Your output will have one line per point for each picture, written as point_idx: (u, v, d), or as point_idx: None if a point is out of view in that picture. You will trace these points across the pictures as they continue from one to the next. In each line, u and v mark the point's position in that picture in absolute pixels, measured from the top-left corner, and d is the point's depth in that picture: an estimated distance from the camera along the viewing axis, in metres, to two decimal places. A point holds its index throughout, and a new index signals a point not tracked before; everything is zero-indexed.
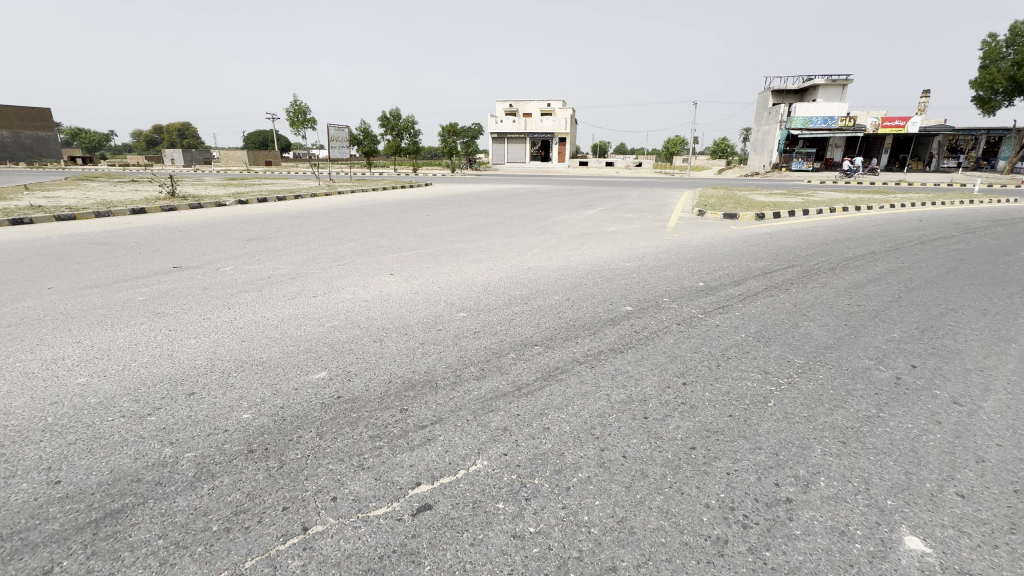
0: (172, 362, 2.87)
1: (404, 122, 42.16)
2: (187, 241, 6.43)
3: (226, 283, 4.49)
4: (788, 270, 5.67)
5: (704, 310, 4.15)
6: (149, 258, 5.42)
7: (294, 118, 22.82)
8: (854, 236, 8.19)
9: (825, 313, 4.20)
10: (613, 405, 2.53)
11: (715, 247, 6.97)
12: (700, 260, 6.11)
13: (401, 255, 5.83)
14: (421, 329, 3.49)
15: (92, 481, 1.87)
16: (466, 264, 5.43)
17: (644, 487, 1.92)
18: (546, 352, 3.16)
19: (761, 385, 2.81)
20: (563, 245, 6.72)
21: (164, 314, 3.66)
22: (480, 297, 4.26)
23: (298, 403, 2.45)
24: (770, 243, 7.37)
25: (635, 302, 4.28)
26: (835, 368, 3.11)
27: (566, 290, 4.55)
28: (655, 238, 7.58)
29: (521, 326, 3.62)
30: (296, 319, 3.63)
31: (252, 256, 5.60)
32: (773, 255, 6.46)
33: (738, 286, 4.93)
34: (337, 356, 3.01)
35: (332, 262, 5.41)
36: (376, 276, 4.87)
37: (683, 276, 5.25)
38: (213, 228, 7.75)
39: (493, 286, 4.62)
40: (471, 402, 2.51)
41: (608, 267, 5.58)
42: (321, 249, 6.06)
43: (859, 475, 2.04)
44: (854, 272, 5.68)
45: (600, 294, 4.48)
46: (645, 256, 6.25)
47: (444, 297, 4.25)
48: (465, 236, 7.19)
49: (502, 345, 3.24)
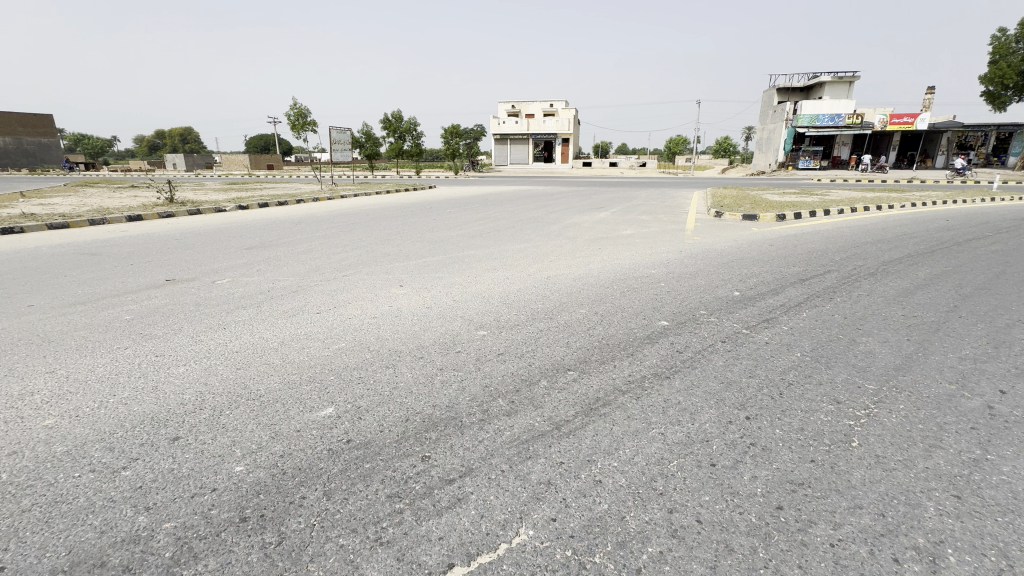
0: (155, 398, 2.49)
1: (405, 124, 41.86)
2: (182, 251, 6.08)
3: (222, 298, 4.14)
4: (825, 276, 5.27)
5: (747, 325, 3.75)
6: (140, 270, 5.07)
7: (296, 121, 22.52)
8: (884, 238, 7.76)
9: (881, 326, 3.81)
10: (671, 448, 2.15)
11: (742, 251, 6.57)
12: (729, 265, 5.71)
13: (410, 264, 5.45)
14: (438, 351, 3.12)
15: (44, 567, 1.50)
16: (480, 273, 5.06)
17: (733, 569, 1.53)
18: (582, 380, 2.78)
19: (837, 420, 2.42)
20: (580, 251, 6.32)
21: (151, 336, 3.29)
22: (499, 312, 3.89)
23: (300, 451, 2.07)
24: (798, 246, 6.97)
25: (670, 316, 3.90)
26: (914, 395, 2.71)
27: (592, 303, 4.16)
28: (675, 241, 7.21)
29: (550, 346, 3.24)
30: (298, 341, 3.25)
31: (251, 266, 5.24)
32: (806, 260, 6.05)
33: (777, 296, 4.53)
34: (346, 386, 2.64)
35: (336, 271, 5.06)
36: (383, 288, 4.49)
37: (715, 284, 4.86)
38: (212, 235, 7.40)
39: (513, 298, 4.25)
40: (505, 447, 2.13)
41: (633, 274, 5.20)
42: (324, 257, 5.70)
43: (994, 545, 1.65)
44: (897, 278, 5.27)
45: (631, 307, 4.10)
46: (670, 261, 5.88)
47: (460, 312, 3.87)
48: (476, 242, 6.81)
49: (531, 371, 2.86)
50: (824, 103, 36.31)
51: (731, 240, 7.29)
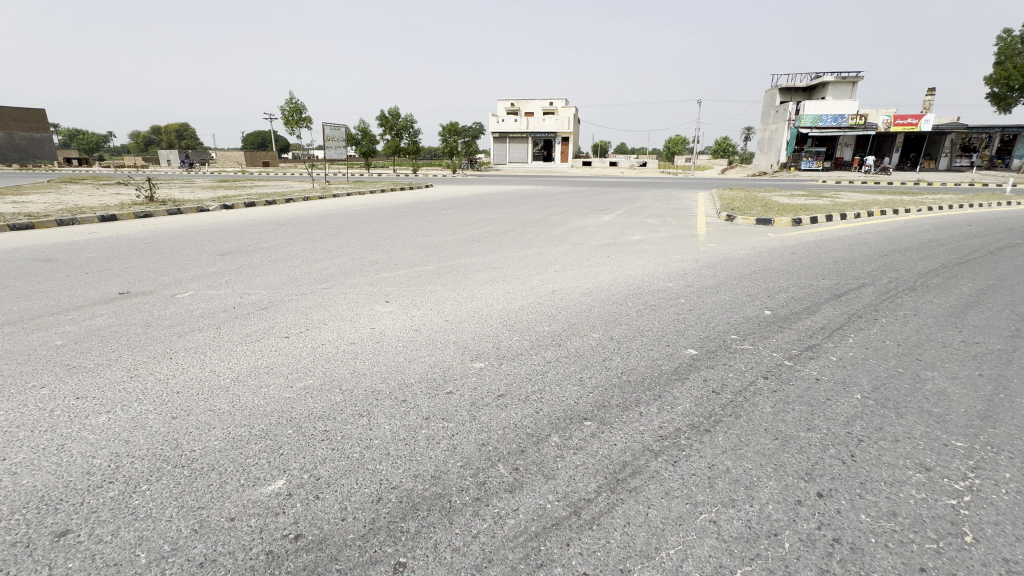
0: (55, 464, 1.93)
1: (401, 122, 41.22)
2: (148, 257, 5.50)
3: (178, 317, 3.58)
4: (861, 292, 4.74)
5: (788, 356, 3.20)
6: (94, 281, 4.49)
7: (289, 117, 21.88)
8: (911, 246, 7.23)
9: (944, 356, 3.27)
10: (731, 549, 1.61)
11: (762, 260, 6.05)
12: (752, 277, 5.17)
13: (398, 274, 4.90)
14: (425, 391, 2.57)
15: None
16: (477, 286, 4.52)
17: None
18: (602, 436, 2.23)
19: (936, 498, 1.88)
20: (587, 260, 5.77)
21: (79, 369, 2.72)
22: (498, 337, 3.34)
23: (228, 557, 1.52)
24: (821, 254, 6.45)
25: (698, 343, 3.36)
26: (1019, 456, 2.17)
27: (605, 325, 3.62)
28: (688, 248, 6.68)
29: (559, 385, 2.69)
30: (256, 376, 2.69)
31: (220, 276, 4.68)
32: (834, 271, 5.52)
33: (814, 317, 3.98)
34: (305, 446, 2.08)
35: (315, 283, 4.51)
36: (366, 305, 3.93)
37: (742, 301, 4.33)
38: (186, 237, 6.82)
39: (516, 317, 3.72)
40: (509, 548, 1.58)
41: (648, 287, 4.66)
42: (304, 265, 5.14)
43: None
44: (940, 294, 4.74)
45: (651, 330, 3.56)
46: (686, 272, 5.35)
47: (452, 337, 3.32)
48: (473, 248, 6.26)
49: (539, 423, 2.31)
50: (828, 103, 35.88)
51: (748, 248, 6.76)
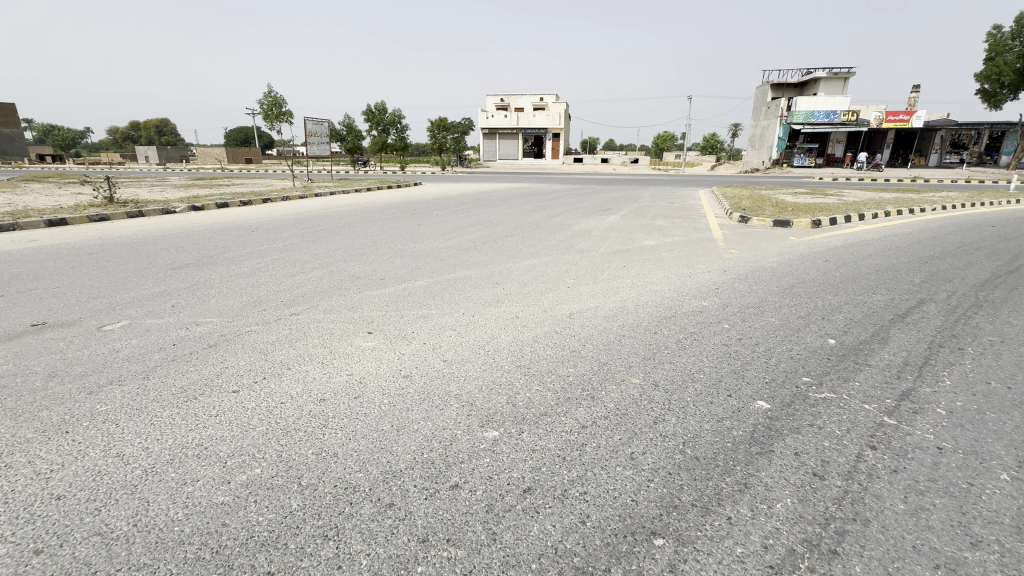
0: None
1: (387, 117, 40.09)
2: (87, 271, 4.68)
3: (97, 360, 2.78)
4: (925, 311, 4.08)
5: (885, 408, 2.51)
6: (7, 306, 3.66)
7: (268, 111, 20.82)
8: (947, 251, 6.62)
9: None
10: None
11: (796, 269, 5.39)
12: (794, 292, 4.50)
13: (385, 293, 4.13)
14: (421, 486, 1.82)
15: None
16: (479, 309, 3.77)
17: None
18: (688, 571, 1.49)
19: None
20: (602, 272, 5.03)
21: None
22: (513, 386, 2.59)
23: None
24: (857, 262, 5.81)
25: (767, 391, 2.64)
26: None
27: (644, 365, 2.89)
28: (710, 255, 6.02)
29: (606, 470, 1.95)
30: (182, 465, 1.91)
31: (167, 299, 3.87)
32: (881, 284, 4.87)
33: (890, 348, 3.29)
34: None
35: (283, 306, 3.74)
36: (342, 339, 3.15)
37: (796, 326, 3.64)
38: (139, 246, 5.96)
39: (533, 355, 2.98)
40: None
41: (681, 308, 3.95)
42: (272, 282, 4.36)
43: None
44: (1013, 312, 4.10)
45: (703, 371, 2.84)
46: (717, 285, 4.66)
47: (454, 386, 2.57)
48: (468, 258, 5.48)
49: (589, 547, 1.58)
50: (818, 99, 35.39)
51: (774, 255, 6.07)
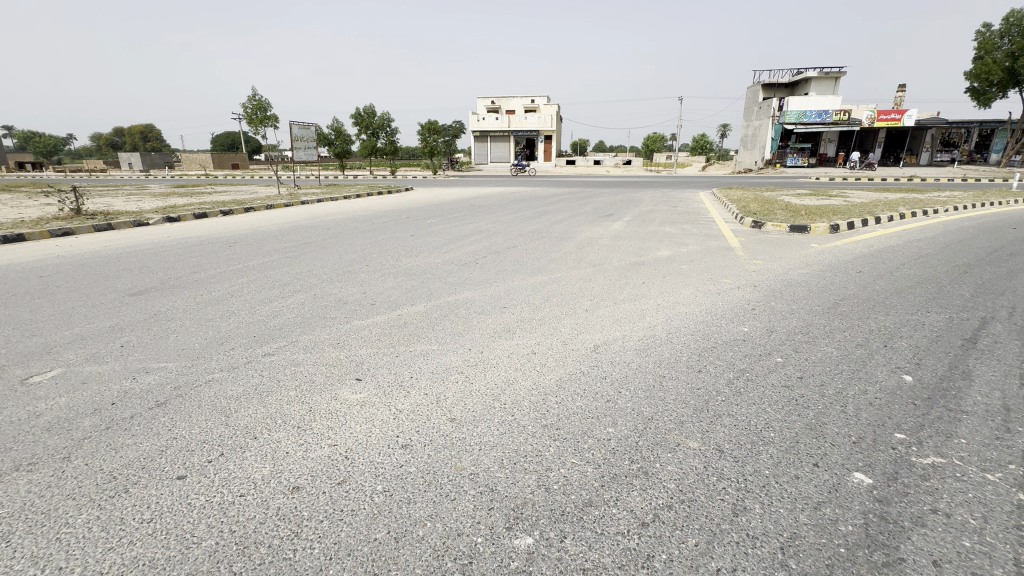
0: None
1: (377, 120, 39.32)
2: (30, 300, 4.05)
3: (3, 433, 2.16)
4: (994, 334, 3.57)
5: (1016, 479, 1.98)
6: None
7: (251, 115, 20.09)
8: (981, 257, 6.18)
9: None
10: None
11: (832, 283, 4.88)
12: (840, 312, 3.99)
13: (376, 323, 3.55)
14: None
15: None
16: (487, 345, 3.19)
17: None
18: None
19: None
20: (622, 291, 4.48)
21: None
22: (542, 458, 2.03)
23: None
24: (894, 272, 5.33)
25: (861, 457, 2.10)
26: None
27: (700, 420, 2.33)
28: (733, 266, 5.51)
29: None
30: None
31: (114, 336, 3.26)
32: (931, 299, 4.39)
33: (978, 386, 2.77)
34: None
35: (256, 344, 3.15)
36: (324, 391, 2.56)
37: (860, 357, 3.10)
38: (98, 265, 5.32)
39: (559, 409, 2.41)
40: None
41: (723, 337, 3.40)
42: (246, 311, 3.77)
43: None
44: None
45: (774, 429, 2.29)
46: (753, 305, 4.14)
47: (467, 461, 2.00)
48: (470, 276, 4.92)
49: None
50: (812, 99, 35.02)
51: (802, 266, 5.57)
